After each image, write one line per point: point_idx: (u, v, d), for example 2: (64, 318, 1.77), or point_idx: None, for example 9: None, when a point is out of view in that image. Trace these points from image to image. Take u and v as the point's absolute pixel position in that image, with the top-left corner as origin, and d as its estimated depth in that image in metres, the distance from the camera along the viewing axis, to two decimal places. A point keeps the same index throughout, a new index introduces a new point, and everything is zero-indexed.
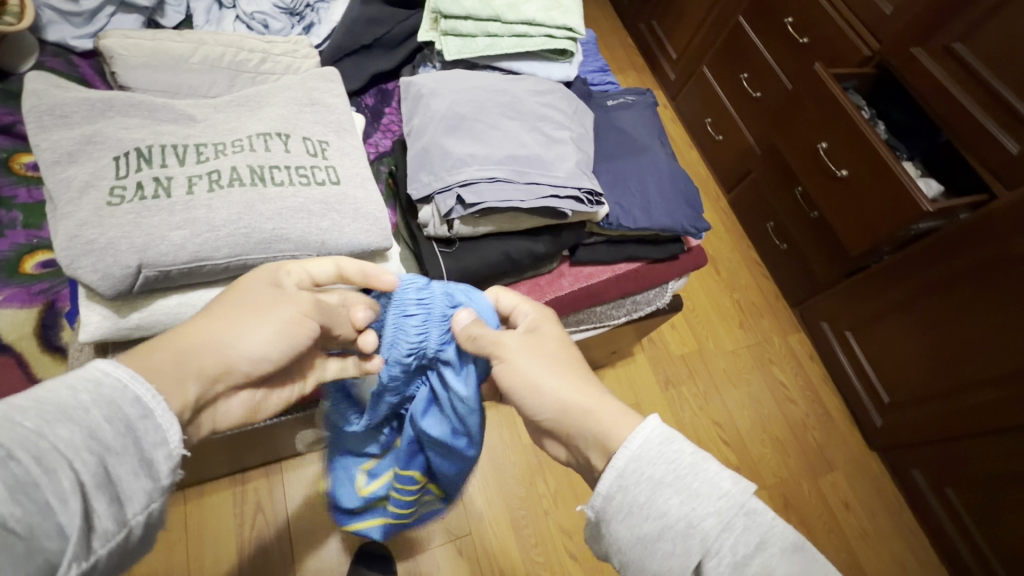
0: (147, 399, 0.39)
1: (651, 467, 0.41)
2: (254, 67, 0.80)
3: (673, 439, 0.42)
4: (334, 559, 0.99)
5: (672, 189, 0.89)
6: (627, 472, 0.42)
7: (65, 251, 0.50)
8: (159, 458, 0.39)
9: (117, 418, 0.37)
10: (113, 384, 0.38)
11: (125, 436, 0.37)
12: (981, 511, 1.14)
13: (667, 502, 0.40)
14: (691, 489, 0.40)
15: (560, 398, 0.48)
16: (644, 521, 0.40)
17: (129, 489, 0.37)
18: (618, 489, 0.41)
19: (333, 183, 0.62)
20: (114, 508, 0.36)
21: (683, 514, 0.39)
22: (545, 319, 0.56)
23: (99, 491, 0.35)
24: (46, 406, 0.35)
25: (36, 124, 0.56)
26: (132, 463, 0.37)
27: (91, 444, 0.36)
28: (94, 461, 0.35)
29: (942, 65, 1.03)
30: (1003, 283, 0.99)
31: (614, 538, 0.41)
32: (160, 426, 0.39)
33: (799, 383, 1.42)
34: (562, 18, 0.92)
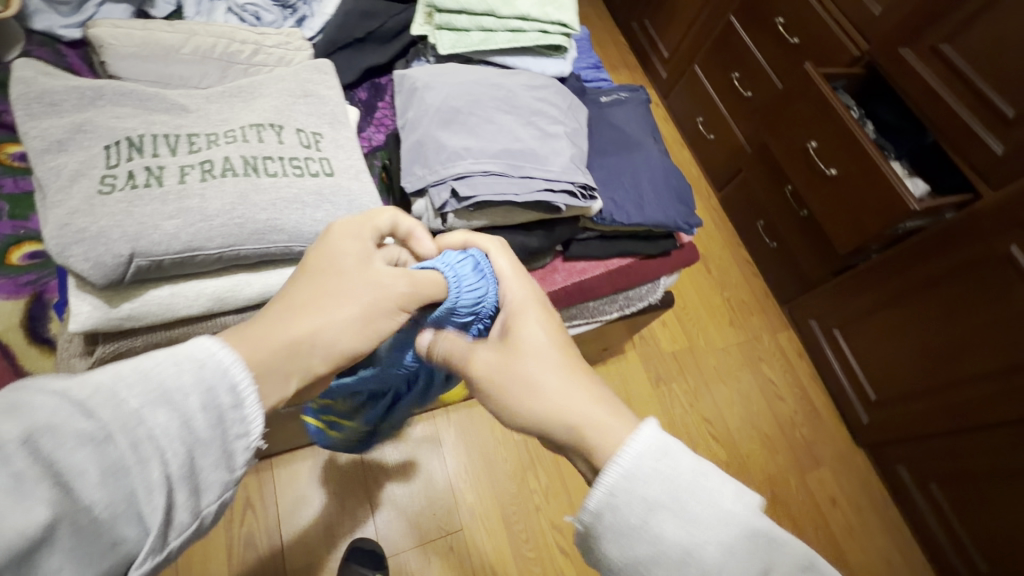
0: (243, 386, 0.36)
1: (645, 485, 0.38)
2: (247, 59, 0.79)
3: (668, 453, 0.39)
4: (324, 556, 0.98)
5: (665, 185, 0.89)
6: (618, 491, 0.38)
7: (55, 239, 0.49)
8: (239, 450, 0.35)
9: (211, 406, 0.34)
10: (215, 368, 0.35)
11: (215, 427, 0.34)
12: (965, 505, 1.16)
13: (662, 524, 0.37)
14: (689, 512, 0.37)
15: (553, 407, 0.45)
16: (637, 543, 0.37)
17: (210, 482, 0.34)
18: (608, 506, 0.38)
19: (327, 175, 0.62)
20: (192, 499, 0.33)
21: (680, 541, 0.36)
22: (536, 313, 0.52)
23: (183, 481, 0.32)
24: (149, 386, 0.32)
25: (25, 112, 0.55)
26: (215, 455, 0.34)
27: (183, 433, 0.33)
28: (184, 451, 0.32)
29: (929, 66, 1.05)
30: (987, 281, 1.01)
31: (605, 556, 0.38)
32: (246, 418, 0.36)
33: (788, 380, 1.43)
34: (556, 13, 0.92)
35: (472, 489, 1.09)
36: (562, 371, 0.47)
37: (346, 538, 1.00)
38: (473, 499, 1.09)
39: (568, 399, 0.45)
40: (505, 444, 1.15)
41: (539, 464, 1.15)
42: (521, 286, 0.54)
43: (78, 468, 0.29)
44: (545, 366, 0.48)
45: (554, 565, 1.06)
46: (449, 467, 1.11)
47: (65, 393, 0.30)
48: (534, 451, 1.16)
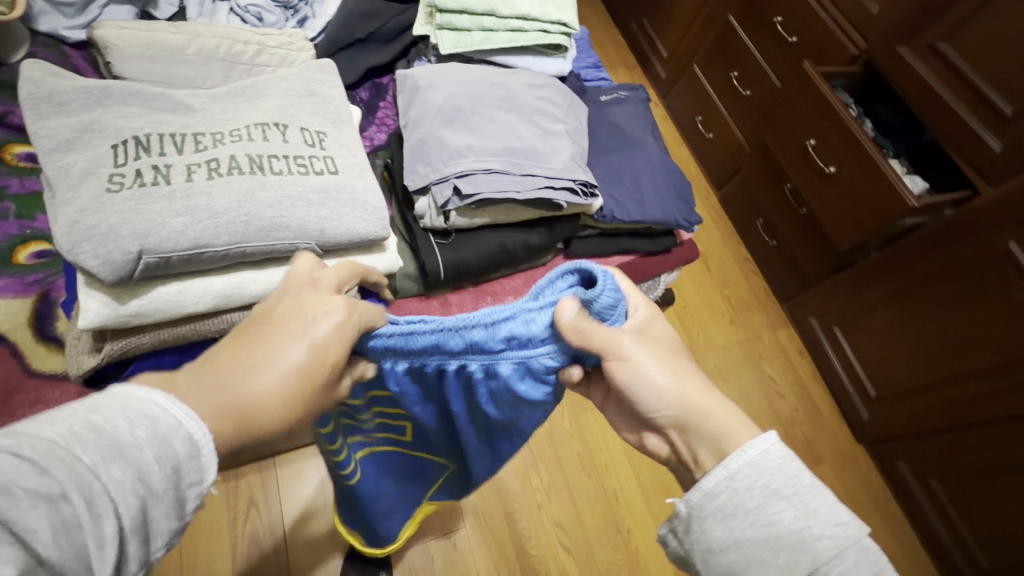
0: (199, 438, 0.35)
1: (769, 476, 0.40)
2: (250, 60, 0.80)
3: (796, 457, 0.41)
4: (328, 554, 0.99)
5: (666, 183, 0.90)
6: (739, 475, 0.41)
7: (66, 236, 0.50)
8: (192, 498, 0.35)
9: (166, 459, 0.33)
10: (169, 422, 0.34)
11: (170, 479, 0.34)
12: (966, 500, 1.17)
13: (780, 514, 0.40)
14: (808, 507, 0.40)
15: (680, 394, 0.47)
16: (747, 526, 0.40)
17: (160, 531, 0.34)
18: (724, 488, 0.41)
19: (331, 173, 0.63)
20: (142, 549, 0.33)
21: (795, 529, 0.39)
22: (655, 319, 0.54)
23: (136, 533, 0.32)
24: (103, 441, 0.32)
25: (33, 112, 0.56)
26: (168, 505, 0.34)
27: (137, 486, 0.32)
28: (137, 503, 0.32)
29: (927, 63, 1.05)
30: (985, 277, 1.02)
31: (705, 537, 0.41)
32: (202, 467, 0.35)
33: (789, 378, 1.44)
34: (556, 13, 0.93)
35: (474, 487, 1.10)
36: (683, 367, 0.49)
37: None
38: (476, 497, 1.09)
39: (689, 391, 0.47)
40: None
41: (541, 462, 1.15)
42: (647, 302, 0.55)
43: (31, 527, 0.28)
44: (669, 357, 0.48)
45: (556, 562, 1.07)
46: None
47: (18, 452, 0.29)
48: (536, 449, 1.16)
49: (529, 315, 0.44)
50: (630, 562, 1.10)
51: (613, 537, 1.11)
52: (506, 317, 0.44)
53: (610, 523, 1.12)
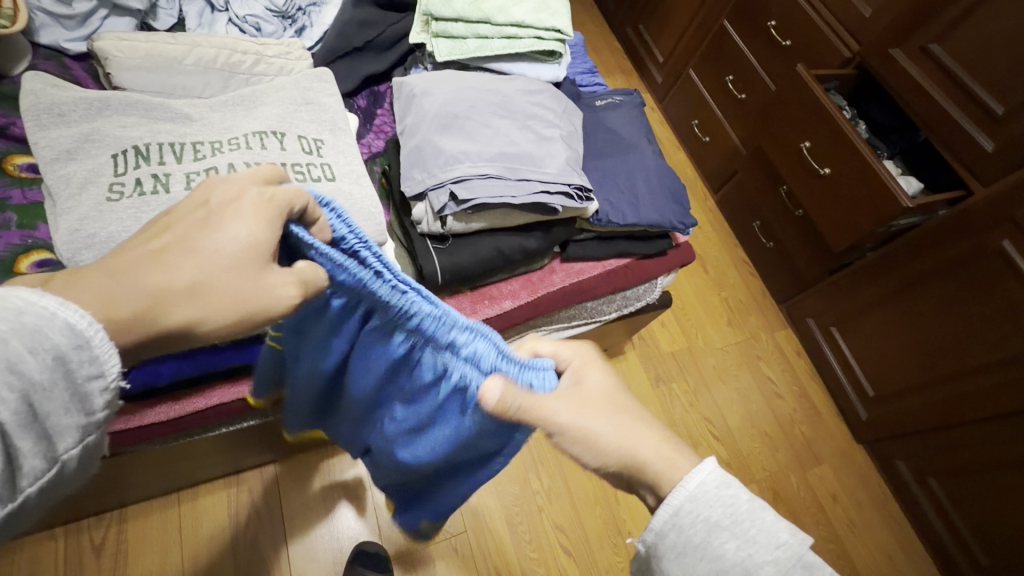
0: (82, 329, 0.34)
1: (708, 509, 0.41)
2: (248, 69, 0.81)
3: (731, 484, 0.42)
4: (330, 559, 0.99)
5: (660, 186, 0.91)
6: (682, 512, 0.42)
7: (67, 244, 0.51)
8: (94, 392, 0.35)
9: (42, 351, 0.32)
10: (37, 315, 0.33)
11: (53, 373, 0.33)
12: (964, 499, 1.17)
13: (723, 546, 0.40)
14: (747, 535, 0.40)
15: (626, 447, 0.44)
16: (697, 562, 0.41)
17: (61, 422, 0.35)
18: (671, 527, 0.42)
19: (328, 180, 0.64)
20: (42, 446, 0.34)
21: (738, 560, 0.40)
22: (591, 366, 0.46)
23: (26, 431, 0.33)
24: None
25: (35, 123, 0.57)
26: (61, 399, 0.34)
27: (11, 381, 0.32)
28: (15, 398, 0.32)
29: (919, 65, 1.07)
30: (979, 275, 1.03)
31: (664, 574, 0.42)
32: (96, 358, 0.35)
33: (787, 379, 1.44)
34: (550, 20, 0.94)
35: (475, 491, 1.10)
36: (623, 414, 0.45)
37: (351, 541, 1.01)
38: (477, 501, 1.09)
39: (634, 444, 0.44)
40: None
41: (541, 465, 1.15)
42: (577, 347, 0.47)
43: None
44: (613, 413, 0.44)
45: (557, 565, 1.07)
46: None
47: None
48: (537, 452, 1.17)
49: (486, 350, 0.42)
50: (631, 564, 1.10)
51: (613, 539, 1.11)
52: (451, 325, 0.42)
53: (610, 526, 1.13)
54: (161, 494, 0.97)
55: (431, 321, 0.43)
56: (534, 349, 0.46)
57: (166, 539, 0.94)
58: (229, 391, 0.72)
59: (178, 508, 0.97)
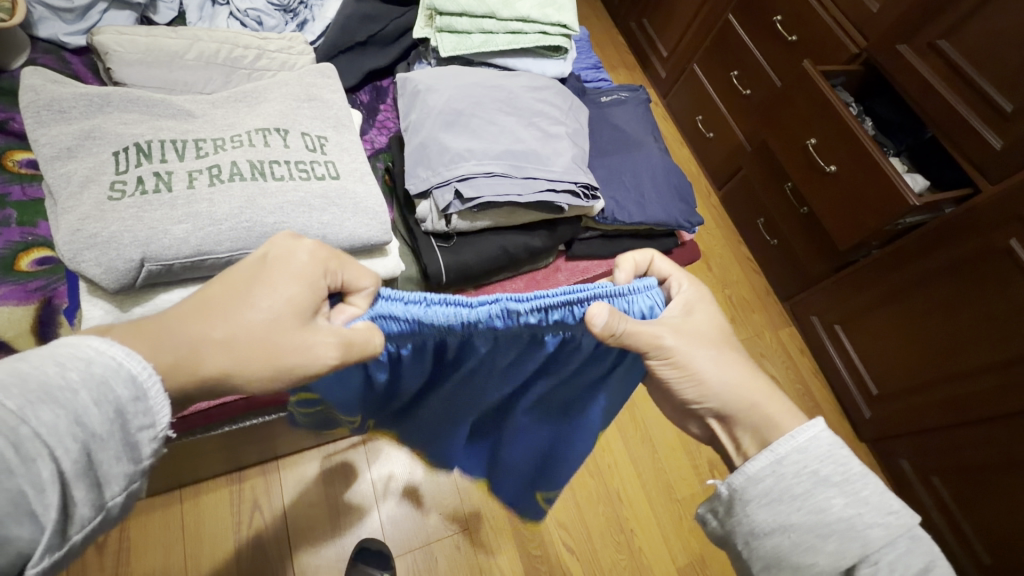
0: (142, 377, 0.35)
1: (817, 464, 0.44)
2: (250, 64, 0.80)
3: (844, 447, 0.44)
4: (331, 555, 0.99)
5: (667, 184, 0.90)
6: (787, 460, 0.44)
7: (68, 245, 0.50)
8: (145, 441, 0.35)
9: (107, 402, 0.33)
10: (106, 363, 0.34)
11: (114, 422, 0.33)
12: (968, 498, 1.17)
13: (829, 499, 0.43)
14: (857, 495, 0.43)
15: (728, 389, 0.50)
16: (794, 511, 0.43)
17: (112, 474, 0.34)
18: (771, 474, 0.44)
19: (332, 178, 0.63)
20: (93, 493, 0.33)
21: (844, 517, 0.42)
22: (699, 300, 0.53)
23: (82, 478, 0.32)
24: (30, 385, 0.31)
25: (34, 120, 0.55)
26: (116, 447, 0.34)
27: (76, 430, 0.32)
28: (79, 448, 0.32)
29: (929, 62, 1.05)
30: (987, 275, 1.02)
31: (751, 517, 0.45)
32: (150, 409, 0.36)
33: (790, 377, 1.44)
34: (556, 14, 0.93)
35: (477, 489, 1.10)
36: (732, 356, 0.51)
37: (352, 538, 1.01)
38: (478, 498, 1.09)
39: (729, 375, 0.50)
40: None
41: None
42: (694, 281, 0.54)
43: None
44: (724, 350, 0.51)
45: (559, 564, 1.06)
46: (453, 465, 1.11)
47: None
48: None
49: (565, 309, 0.42)
50: (633, 562, 1.10)
51: (616, 537, 1.11)
52: (521, 314, 0.42)
53: (614, 524, 1.12)
54: (162, 491, 0.96)
55: (496, 318, 0.42)
56: (638, 260, 0.54)
57: (168, 536, 0.94)
58: (235, 390, 0.72)
59: (180, 505, 0.97)
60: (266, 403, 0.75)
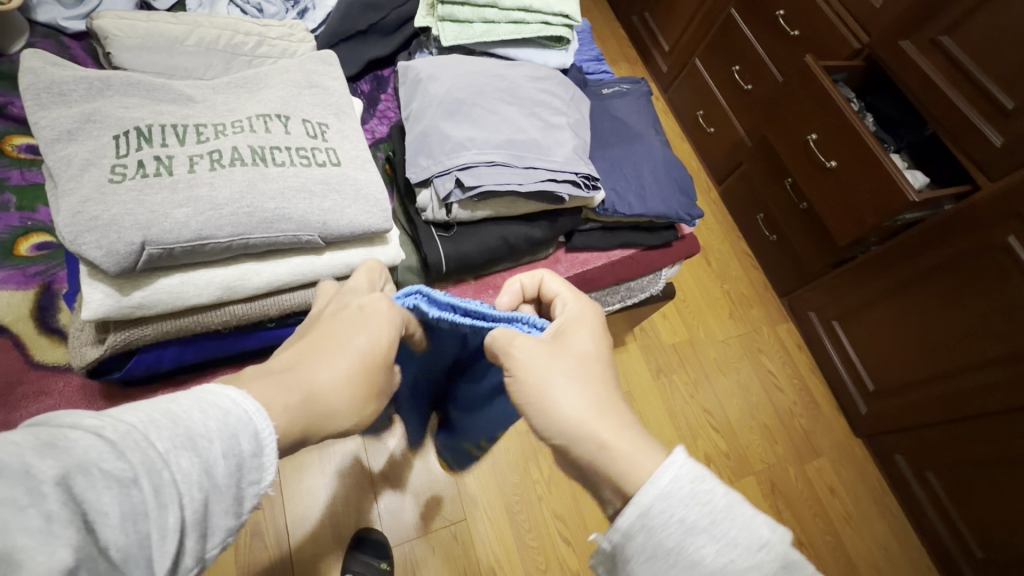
0: (265, 435, 0.34)
1: (683, 509, 0.38)
2: (251, 51, 0.80)
3: (706, 479, 0.39)
4: (329, 542, 1.00)
5: (667, 176, 0.90)
6: (653, 512, 0.38)
7: (68, 227, 0.49)
8: (251, 496, 0.34)
9: (233, 456, 0.32)
10: (242, 416, 0.33)
11: (234, 476, 0.32)
12: (962, 494, 1.18)
13: (700, 550, 0.37)
14: (727, 537, 0.37)
15: (581, 419, 0.45)
16: (670, 568, 0.37)
17: (217, 527, 0.32)
18: (641, 529, 0.38)
19: (333, 165, 0.63)
20: (199, 544, 0.31)
21: (716, 567, 0.37)
22: (579, 324, 0.52)
23: (195, 528, 0.30)
24: (178, 429, 0.30)
25: (35, 103, 0.55)
26: (228, 501, 0.32)
27: (203, 481, 0.31)
28: (201, 499, 0.30)
29: (930, 57, 1.05)
30: (982, 271, 1.03)
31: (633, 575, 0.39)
32: (266, 466, 0.34)
33: (787, 372, 1.44)
34: (558, 5, 0.93)
35: (474, 480, 1.11)
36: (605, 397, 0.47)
37: (351, 527, 1.02)
38: (476, 488, 1.10)
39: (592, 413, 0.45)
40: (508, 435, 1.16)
41: (542, 453, 1.16)
42: (583, 303, 0.54)
43: (102, 509, 0.27)
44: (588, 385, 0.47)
45: (557, 555, 1.07)
46: None
47: (101, 431, 0.28)
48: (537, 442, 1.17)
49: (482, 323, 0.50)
50: None
51: None
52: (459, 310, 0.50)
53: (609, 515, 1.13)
54: None
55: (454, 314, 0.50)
56: (546, 279, 0.57)
57: None
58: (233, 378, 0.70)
59: None
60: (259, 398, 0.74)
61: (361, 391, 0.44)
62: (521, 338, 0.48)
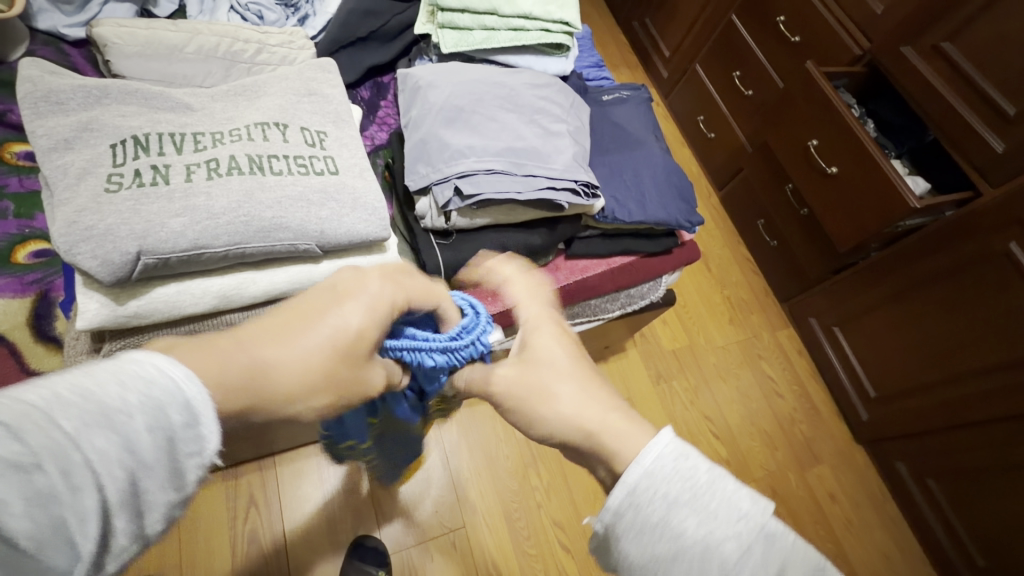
0: (199, 404, 0.31)
1: (666, 484, 0.37)
2: (250, 58, 0.80)
3: (689, 456, 0.38)
4: (328, 551, 0.99)
5: (667, 183, 0.90)
6: (637, 488, 0.37)
7: (63, 237, 0.49)
8: (191, 470, 0.31)
9: (158, 429, 0.29)
10: (165, 386, 0.30)
11: (164, 450, 0.30)
12: (963, 501, 1.17)
13: (683, 524, 0.36)
14: (707, 510, 0.36)
15: (568, 415, 0.43)
16: (657, 541, 0.36)
17: (156, 503, 0.30)
18: (629, 507, 0.37)
19: (331, 173, 0.62)
20: (134, 523, 0.29)
21: (700, 538, 0.35)
22: (540, 328, 0.51)
23: (124, 506, 0.29)
24: (87, 406, 0.28)
25: (31, 111, 0.54)
26: (163, 476, 0.30)
27: (124, 457, 0.28)
28: (123, 477, 0.28)
29: (931, 64, 1.05)
30: (983, 278, 1.02)
31: (625, 555, 0.37)
32: (203, 437, 0.31)
33: (788, 378, 1.44)
34: (558, 12, 0.92)
35: (474, 486, 1.10)
36: (590, 388, 0.46)
37: (349, 534, 1.01)
38: (475, 496, 1.09)
39: (585, 411, 0.44)
40: (507, 441, 1.16)
41: (539, 461, 1.15)
42: (533, 316, 0.52)
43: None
44: (566, 380, 0.45)
45: (556, 563, 1.06)
46: (452, 466, 1.11)
47: None
48: (537, 448, 1.16)
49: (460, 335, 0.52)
50: None
51: None
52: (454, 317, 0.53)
53: None
54: None
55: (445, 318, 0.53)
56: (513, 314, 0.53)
57: None
58: None
59: None
60: None
61: (319, 378, 0.37)
62: (496, 373, 0.48)
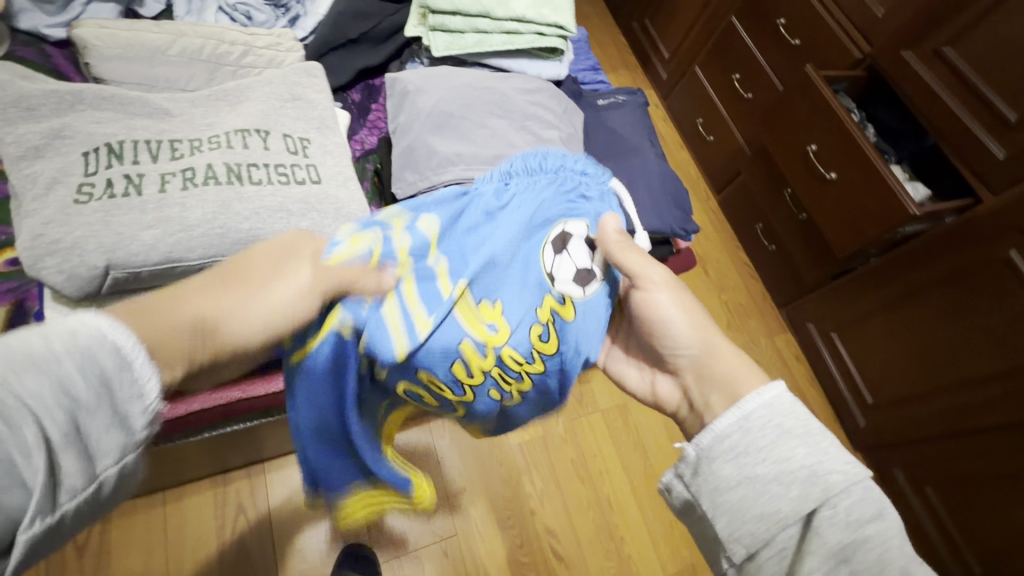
0: (129, 348, 0.32)
1: (781, 417, 0.45)
2: (236, 61, 0.78)
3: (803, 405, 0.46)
4: (317, 560, 0.97)
5: (662, 190, 0.88)
6: (753, 415, 0.45)
7: (28, 250, 0.48)
8: (135, 413, 0.32)
9: (90, 370, 0.30)
10: (90, 331, 0.31)
11: (100, 390, 0.30)
12: (961, 511, 1.15)
13: (791, 451, 0.43)
14: (818, 445, 0.43)
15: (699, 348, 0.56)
16: (757, 463, 0.43)
17: (103, 447, 0.31)
18: (737, 430, 0.45)
19: (313, 182, 0.61)
20: (84, 464, 0.30)
21: (806, 465, 0.42)
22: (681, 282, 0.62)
23: (69, 447, 0.29)
24: (14, 354, 0.28)
25: (0, 117, 0.53)
26: (106, 416, 0.30)
27: (60, 397, 0.29)
28: (63, 417, 0.29)
29: (931, 68, 1.03)
30: (981, 286, 1.01)
31: (715, 475, 0.44)
32: (138, 379, 0.32)
33: (785, 385, 1.42)
34: (552, 15, 0.90)
35: (467, 493, 1.08)
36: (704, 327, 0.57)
37: (338, 542, 0.99)
38: (468, 503, 1.07)
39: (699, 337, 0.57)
40: (501, 448, 1.14)
41: (534, 468, 1.13)
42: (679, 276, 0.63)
43: None
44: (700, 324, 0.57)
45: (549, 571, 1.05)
46: (444, 472, 1.09)
47: None
48: (531, 455, 1.15)
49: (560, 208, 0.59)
50: (622, 570, 1.08)
51: (606, 545, 1.09)
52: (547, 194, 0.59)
53: (602, 530, 1.11)
54: (146, 493, 0.95)
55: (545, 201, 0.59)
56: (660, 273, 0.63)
57: (150, 538, 0.92)
58: (212, 397, 0.70)
59: (162, 507, 0.95)
60: (243, 410, 0.75)
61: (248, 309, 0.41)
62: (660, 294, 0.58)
